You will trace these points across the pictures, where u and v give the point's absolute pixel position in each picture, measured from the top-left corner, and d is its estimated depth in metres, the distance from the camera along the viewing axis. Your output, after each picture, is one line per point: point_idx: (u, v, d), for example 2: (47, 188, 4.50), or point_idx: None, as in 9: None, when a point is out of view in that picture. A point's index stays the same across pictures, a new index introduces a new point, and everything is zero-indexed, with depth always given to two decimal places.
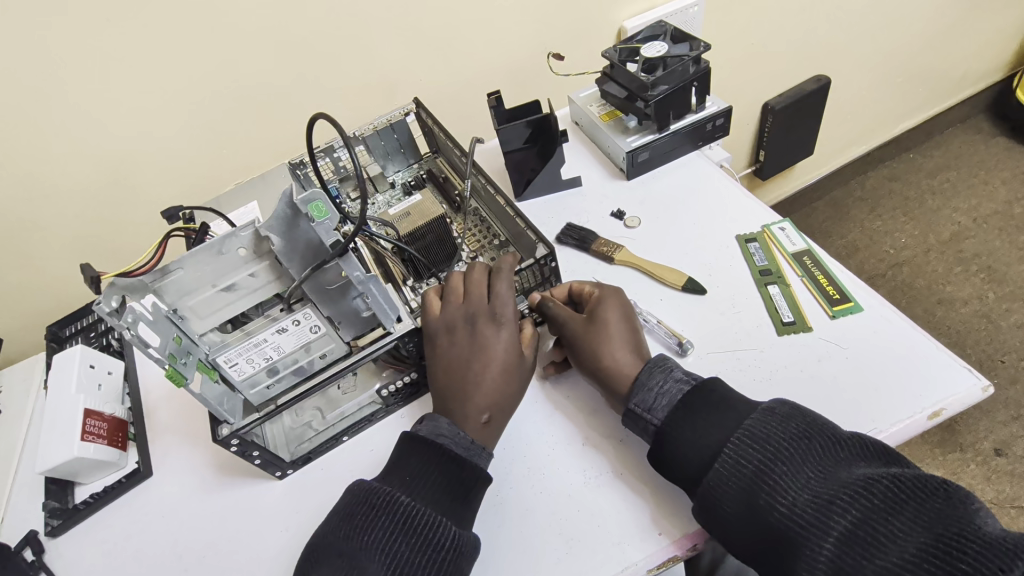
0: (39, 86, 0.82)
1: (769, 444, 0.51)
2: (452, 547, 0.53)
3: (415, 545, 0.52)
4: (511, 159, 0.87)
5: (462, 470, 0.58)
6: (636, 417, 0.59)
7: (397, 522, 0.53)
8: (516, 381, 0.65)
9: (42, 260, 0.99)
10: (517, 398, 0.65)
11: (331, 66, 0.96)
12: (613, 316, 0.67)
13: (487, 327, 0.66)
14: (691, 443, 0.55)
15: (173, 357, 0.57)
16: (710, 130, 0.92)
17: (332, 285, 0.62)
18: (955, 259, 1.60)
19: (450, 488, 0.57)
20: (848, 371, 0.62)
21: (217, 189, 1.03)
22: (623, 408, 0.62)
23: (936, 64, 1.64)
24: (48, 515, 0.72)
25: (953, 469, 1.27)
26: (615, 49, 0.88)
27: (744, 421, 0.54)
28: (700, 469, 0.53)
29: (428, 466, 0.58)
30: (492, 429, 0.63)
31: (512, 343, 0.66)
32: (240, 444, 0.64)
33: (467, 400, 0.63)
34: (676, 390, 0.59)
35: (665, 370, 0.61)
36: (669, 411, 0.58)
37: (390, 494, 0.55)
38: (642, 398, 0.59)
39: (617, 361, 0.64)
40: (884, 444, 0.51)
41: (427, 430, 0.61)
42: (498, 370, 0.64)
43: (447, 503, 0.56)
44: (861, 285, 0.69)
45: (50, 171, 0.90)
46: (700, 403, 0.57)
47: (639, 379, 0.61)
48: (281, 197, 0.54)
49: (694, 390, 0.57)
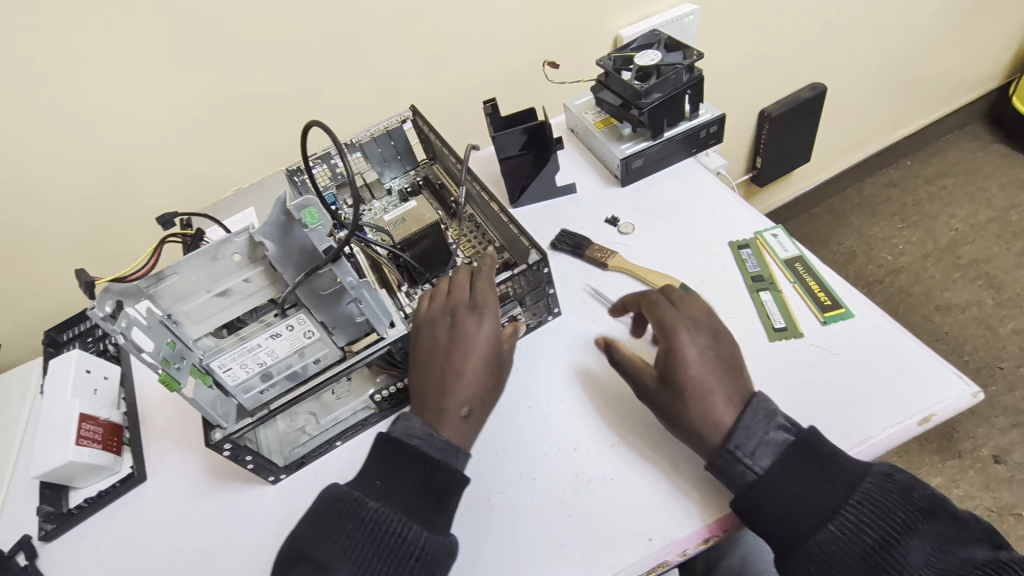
0: (38, 93, 0.83)
1: (896, 514, 0.49)
2: (420, 555, 0.53)
3: (381, 553, 0.53)
4: (506, 166, 0.88)
5: (433, 474, 0.57)
6: (734, 463, 0.55)
7: (365, 530, 0.54)
8: (492, 373, 0.65)
9: (41, 265, 1.00)
10: (493, 389, 0.65)
11: (329, 74, 0.98)
12: (695, 352, 0.61)
13: (467, 320, 0.66)
14: (796, 500, 0.52)
15: (166, 361, 0.58)
16: (705, 137, 0.92)
17: (326, 291, 0.63)
18: (953, 266, 1.60)
19: (423, 491, 0.57)
20: (839, 377, 0.62)
21: (215, 195, 1.04)
22: (714, 454, 0.57)
23: (933, 71, 1.65)
24: (42, 519, 0.72)
25: (951, 476, 1.27)
26: (609, 58, 0.89)
27: (860, 484, 0.51)
28: (810, 528, 0.51)
29: (399, 470, 0.58)
30: (469, 422, 0.63)
31: (490, 334, 0.66)
32: (233, 449, 0.63)
33: (444, 393, 0.62)
34: (779, 438, 0.55)
35: (769, 414, 0.57)
36: (773, 463, 0.54)
37: (359, 500, 0.55)
38: (745, 441, 0.55)
39: (714, 410, 0.58)
40: (990, 526, 0.51)
41: (398, 431, 0.61)
42: (477, 363, 0.64)
43: (420, 508, 0.56)
44: (853, 292, 0.69)
45: (49, 177, 0.91)
46: (808, 460, 0.53)
47: (742, 425, 0.56)
48: (275, 203, 0.55)
49: (802, 443, 0.54)
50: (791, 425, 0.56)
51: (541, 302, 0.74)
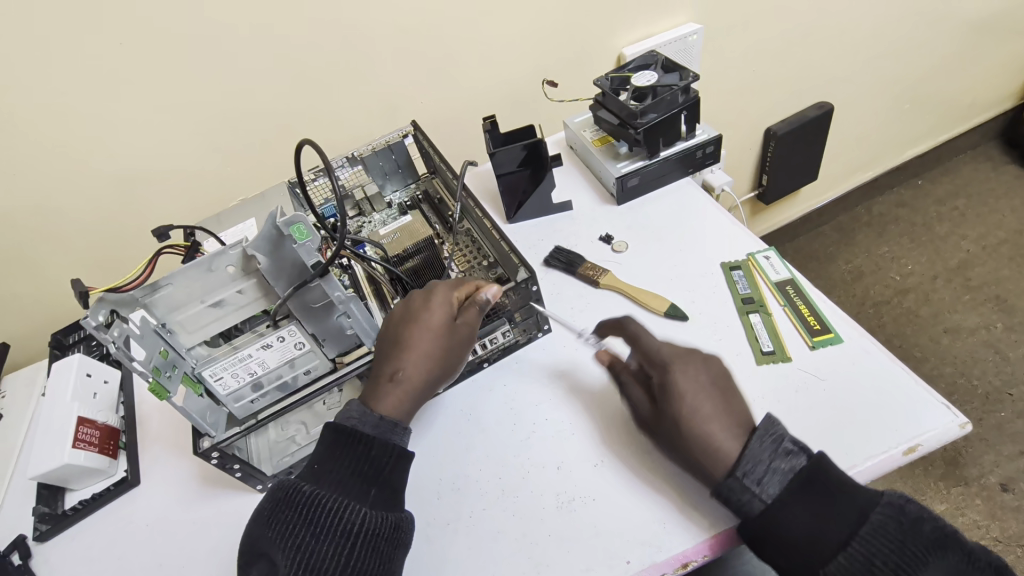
0: (51, 104, 0.86)
1: (903, 547, 0.47)
2: (361, 533, 0.52)
3: (319, 535, 0.51)
4: (502, 182, 0.89)
5: (370, 451, 0.57)
6: (742, 490, 0.52)
7: (302, 514, 0.52)
8: (436, 343, 0.64)
9: (51, 269, 1.03)
10: (437, 360, 0.64)
11: (334, 89, 1.00)
12: (688, 382, 0.59)
13: (421, 300, 0.66)
14: (806, 532, 0.50)
15: (157, 370, 0.59)
16: (702, 157, 0.92)
17: (317, 304, 0.64)
18: (962, 288, 1.58)
19: (360, 471, 0.56)
20: (825, 403, 0.62)
21: (221, 205, 1.06)
22: (720, 484, 0.54)
23: (944, 92, 1.64)
24: (38, 520, 0.74)
25: (957, 504, 1.24)
26: (607, 78, 0.90)
27: (870, 514, 0.49)
28: (818, 559, 0.49)
29: (334, 451, 0.57)
30: (402, 388, 0.62)
31: (440, 304, 0.65)
32: (221, 457, 0.64)
33: (381, 363, 0.64)
34: (787, 466, 0.53)
35: (776, 440, 0.54)
36: (782, 489, 0.52)
37: (293, 485, 0.54)
38: (751, 468, 0.53)
39: (713, 438, 0.56)
40: (998, 558, 0.49)
41: (339, 417, 0.61)
42: (415, 337, 0.63)
43: (360, 487, 0.56)
44: (843, 317, 0.69)
45: (60, 185, 0.94)
46: (819, 487, 0.51)
47: (750, 450, 0.54)
48: (266, 219, 0.56)
49: (811, 469, 0.52)
50: (800, 449, 0.53)
51: (530, 320, 0.74)
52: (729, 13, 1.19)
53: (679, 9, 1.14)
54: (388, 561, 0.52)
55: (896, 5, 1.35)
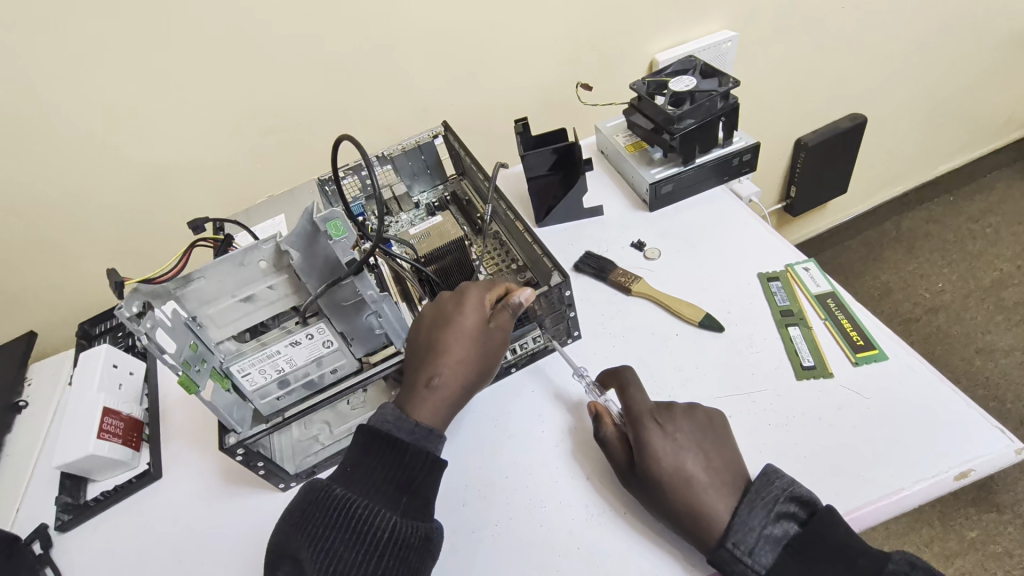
0: (88, 96, 0.87)
1: None
2: (392, 541, 0.50)
3: (349, 541, 0.50)
4: (533, 185, 0.88)
5: (404, 457, 0.56)
6: (734, 561, 0.51)
7: (332, 517, 0.51)
8: (471, 348, 0.63)
9: (80, 260, 1.04)
10: (473, 365, 0.63)
11: (365, 88, 1.00)
12: (663, 443, 0.57)
13: (451, 306, 0.64)
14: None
15: (187, 364, 0.58)
16: (737, 165, 0.90)
17: (347, 302, 0.63)
18: (996, 308, 1.53)
19: (394, 477, 0.55)
20: (870, 423, 0.59)
21: (249, 201, 1.06)
22: (711, 553, 0.52)
23: (982, 106, 1.59)
24: (60, 509, 0.73)
25: (988, 531, 1.19)
26: (643, 83, 0.88)
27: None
28: None
29: (368, 455, 0.56)
30: (439, 395, 0.61)
31: (472, 307, 0.64)
32: (246, 454, 0.63)
33: (414, 371, 0.62)
34: (779, 531, 0.52)
35: (768, 504, 0.53)
36: (776, 556, 0.51)
37: (325, 486, 0.53)
38: (742, 537, 0.51)
39: (701, 502, 0.53)
40: None
41: (373, 420, 0.60)
42: (450, 344, 0.62)
43: (392, 494, 0.54)
44: (887, 333, 0.67)
45: (93, 176, 0.95)
46: (815, 553, 0.50)
47: (739, 516, 0.52)
48: (303, 214, 0.55)
49: (806, 535, 0.51)
50: (794, 512, 0.52)
51: (561, 325, 0.73)
52: (764, 20, 1.17)
53: (715, 15, 1.13)
54: (416, 572, 0.51)
55: (936, 16, 1.32)
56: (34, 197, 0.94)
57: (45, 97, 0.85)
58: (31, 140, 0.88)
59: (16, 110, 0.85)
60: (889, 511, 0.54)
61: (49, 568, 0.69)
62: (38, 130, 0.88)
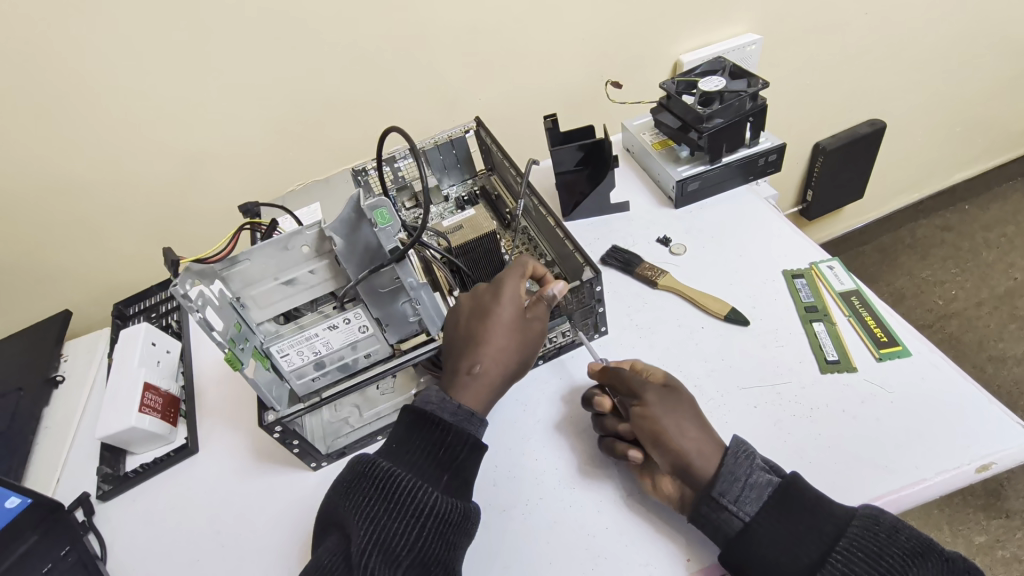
0: (130, 83, 0.90)
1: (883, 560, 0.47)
2: (432, 515, 0.53)
3: (393, 512, 0.52)
4: (561, 180, 0.90)
5: (447, 437, 0.58)
6: (719, 508, 0.53)
7: (377, 488, 0.54)
8: (511, 338, 0.65)
9: (117, 242, 1.07)
10: (512, 354, 0.65)
11: (397, 82, 1.02)
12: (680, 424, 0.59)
13: (487, 297, 0.66)
14: (781, 549, 0.50)
15: (233, 342, 0.60)
16: (763, 165, 0.92)
17: (384, 289, 0.65)
18: (1009, 316, 1.54)
19: (435, 454, 0.58)
20: (893, 417, 0.61)
21: (281, 189, 1.09)
22: (699, 496, 0.54)
23: (1001, 116, 1.60)
24: (101, 479, 0.76)
25: (997, 536, 1.20)
26: (672, 82, 0.90)
27: (847, 528, 0.49)
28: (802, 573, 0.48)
29: (412, 434, 0.59)
30: (481, 381, 0.63)
31: (510, 298, 0.66)
32: (283, 431, 0.66)
33: (458, 359, 0.65)
34: (762, 480, 0.54)
35: (749, 459, 0.55)
36: (759, 507, 0.52)
37: (371, 461, 0.56)
38: (728, 487, 0.53)
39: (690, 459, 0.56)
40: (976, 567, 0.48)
41: (417, 401, 0.62)
42: (496, 330, 0.64)
43: (433, 471, 0.57)
44: (911, 331, 0.68)
45: (133, 160, 0.98)
46: (794, 505, 0.51)
47: (726, 466, 0.54)
48: (350, 202, 0.58)
49: (788, 485, 0.52)
50: (770, 469, 0.55)
51: (589, 320, 0.75)
52: (788, 24, 1.18)
53: (740, 18, 1.14)
54: (454, 547, 0.53)
55: (958, 24, 1.33)
56: (74, 180, 0.97)
57: (91, 84, 0.88)
58: (77, 123, 0.91)
59: (65, 94, 0.88)
60: (912, 500, 0.56)
61: (92, 534, 0.72)
62: (82, 114, 0.91)
